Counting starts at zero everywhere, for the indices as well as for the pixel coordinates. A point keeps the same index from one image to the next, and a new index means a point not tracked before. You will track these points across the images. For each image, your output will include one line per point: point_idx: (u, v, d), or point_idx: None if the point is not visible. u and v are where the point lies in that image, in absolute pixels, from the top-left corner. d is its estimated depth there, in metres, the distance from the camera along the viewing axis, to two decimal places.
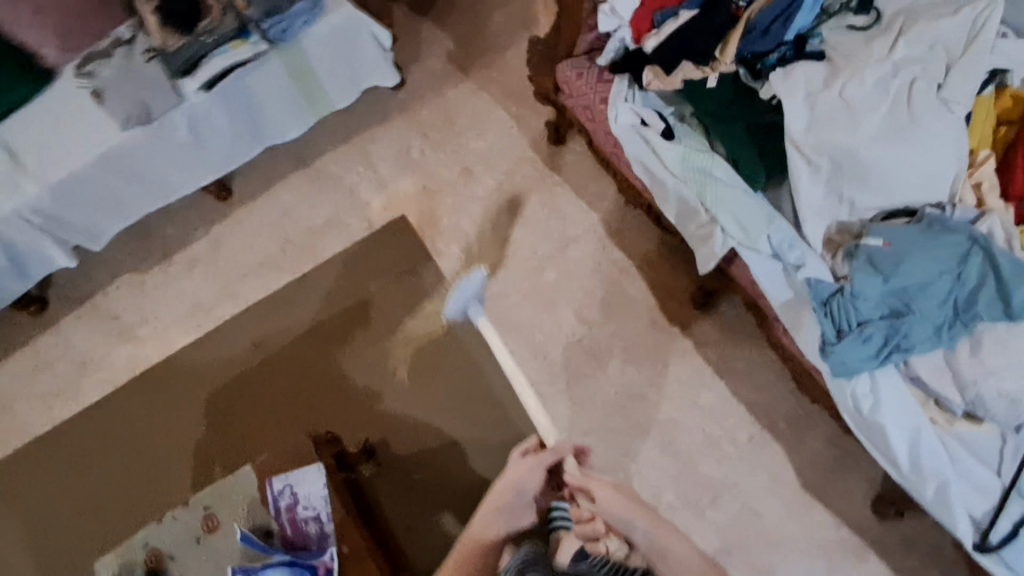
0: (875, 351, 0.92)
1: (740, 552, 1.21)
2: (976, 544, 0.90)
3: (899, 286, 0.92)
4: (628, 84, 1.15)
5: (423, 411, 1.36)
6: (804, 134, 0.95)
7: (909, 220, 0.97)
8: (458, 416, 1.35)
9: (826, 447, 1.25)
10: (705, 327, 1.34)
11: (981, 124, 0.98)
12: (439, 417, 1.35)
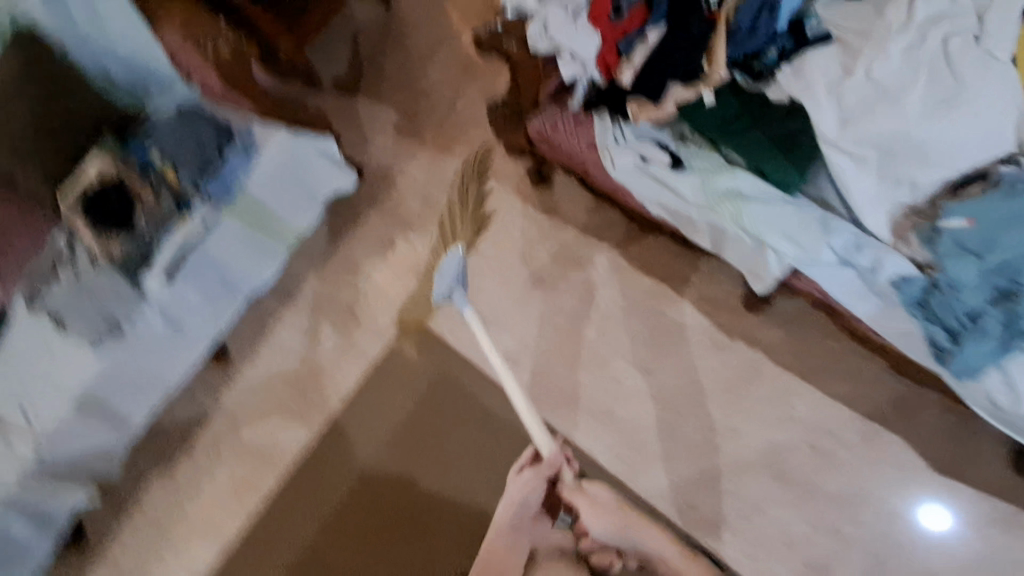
0: (999, 342, 0.83)
1: (894, 559, 1.12)
2: None
3: (999, 264, 0.83)
4: (612, 122, 1.01)
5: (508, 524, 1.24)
6: (838, 132, 0.88)
7: (985, 185, 0.86)
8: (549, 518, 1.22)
9: (944, 419, 1.15)
10: (773, 332, 1.21)
11: None
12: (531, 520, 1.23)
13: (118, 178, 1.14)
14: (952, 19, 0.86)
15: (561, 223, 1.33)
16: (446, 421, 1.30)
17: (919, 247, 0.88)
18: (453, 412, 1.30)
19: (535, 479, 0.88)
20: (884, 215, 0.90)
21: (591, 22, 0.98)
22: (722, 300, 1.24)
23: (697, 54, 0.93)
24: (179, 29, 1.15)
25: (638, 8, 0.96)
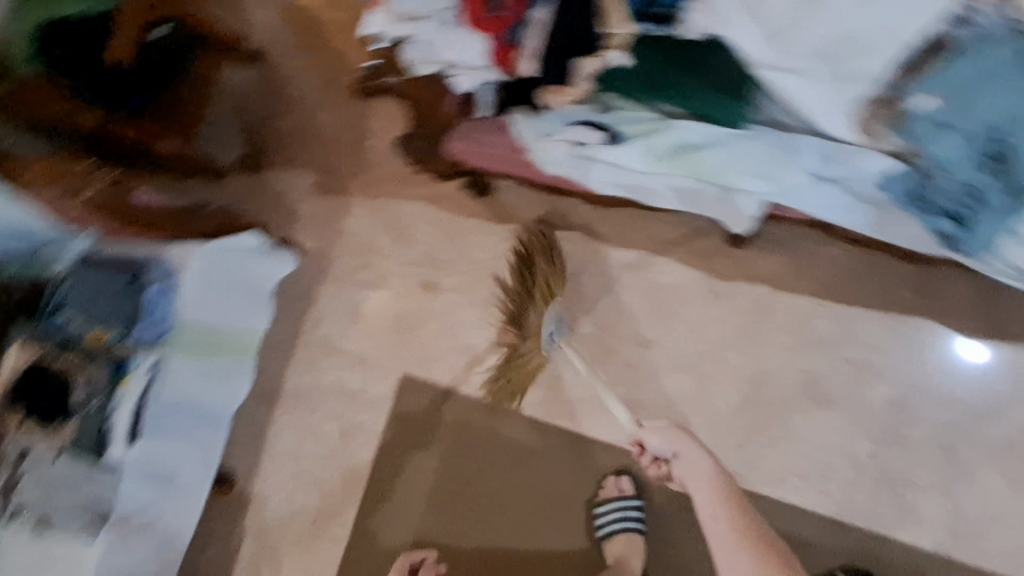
0: (1004, 206, 0.78)
1: (963, 443, 1.07)
2: None
3: (982, 128, 0.75)
4: (529, 115, 0.93)
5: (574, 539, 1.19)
6: (768, 53, 0.81)
7: (946, 56, 0.74)
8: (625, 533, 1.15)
9: (975, 291, 1.08)
10: (770, 261, 1.14)
11: None
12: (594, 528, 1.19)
13: (39, 360, 1.05)
14: None
15: (520, 228, 1.25)
16: (477, 459, 1.23)
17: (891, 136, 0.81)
18: (482, 458, 1.23)
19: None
20: (842, 117, 0.82)
21: (470, 24, 0.83)
22: (711, 248, 1.16)
23: (585, 27, 0.83)
24: (49, 191, 1.09)
25: None
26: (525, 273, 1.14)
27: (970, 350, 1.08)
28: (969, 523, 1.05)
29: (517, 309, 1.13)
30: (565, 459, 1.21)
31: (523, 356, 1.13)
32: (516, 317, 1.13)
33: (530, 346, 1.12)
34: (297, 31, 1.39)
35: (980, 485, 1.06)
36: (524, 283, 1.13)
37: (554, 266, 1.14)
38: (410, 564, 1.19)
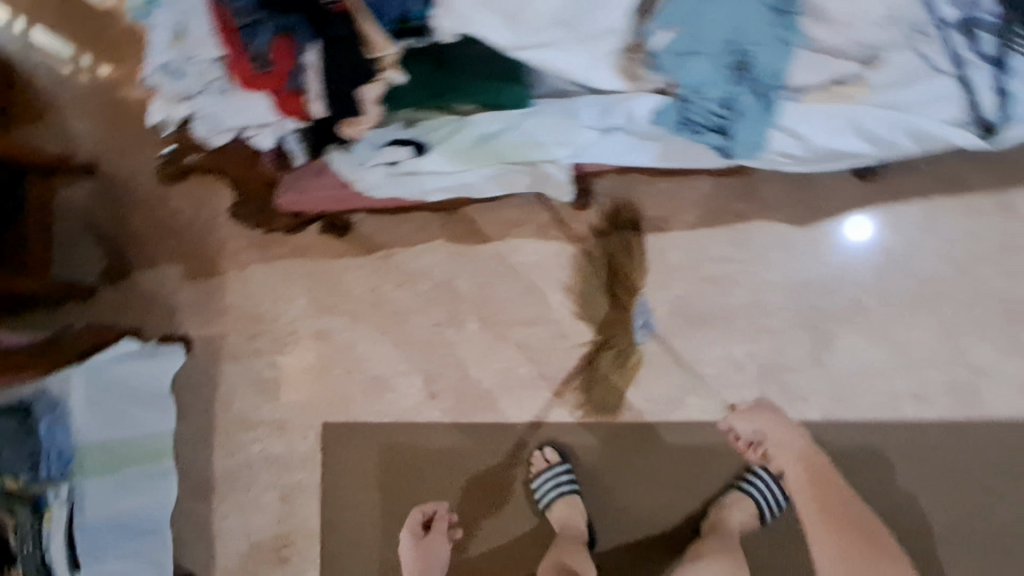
0: (759, 107, 0.83)
1: (825, 320, 1.16)
2: (985, 136, 0.83)
3: (715, 46, 0.82)
4: (343, 151, 0.97)
5: (525, 516, 1.25)
6: (513, 34, 0.83)
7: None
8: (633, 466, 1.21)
9: (793, 181, 1.18)
10: (611, 213, 1.23)
11: None
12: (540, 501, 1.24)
13: None
14: None
15: (387, 253, 1.32)
16: (415, 475, 1.28)
17: (650, 75, 0.86)
18: (414, 473, 1.28)
19: (438, 532, 1.22)
20: (607, 73, 0.86)
21: (242, 83, 0.87)
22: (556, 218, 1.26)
23: (354, 50, 0.86)
24: None
25: (276, 43, 0.86)
26: (611, 264, 1.22)
27: (859, 224, 1.16)
28: (849, 386, 1.14)
29: (605, 317, 1.22)
30: (491, 448, 1.27)
31: (619, 357, 1.20)
32: (607, 322, 1.22)
33: (625, 345, 1.20)
34: (119, 133, 1.40)
35: (851, 349, 1.15)
36: (609, 277, 1.21)
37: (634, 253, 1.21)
38: (423, 515, 1.24)
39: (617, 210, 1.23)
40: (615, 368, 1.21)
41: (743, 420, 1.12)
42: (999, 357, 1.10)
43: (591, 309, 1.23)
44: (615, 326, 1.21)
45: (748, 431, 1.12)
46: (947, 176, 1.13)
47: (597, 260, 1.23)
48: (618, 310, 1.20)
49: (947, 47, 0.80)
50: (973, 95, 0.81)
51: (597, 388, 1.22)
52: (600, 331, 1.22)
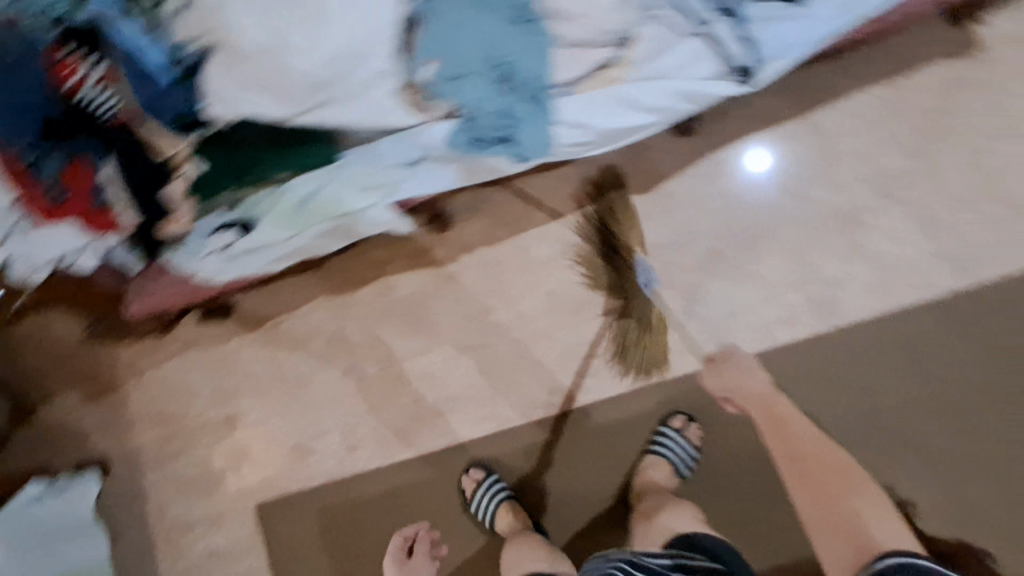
0: (535, 111, 0.87)
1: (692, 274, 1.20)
2: (745, 82, 0.90)
3: (478, 66, 0.84)
4: (174, 249, 0.98)
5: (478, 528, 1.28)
6: (287, 106, 0.85)
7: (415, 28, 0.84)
8: (582, 448, 1.25)
9: (628, 152, 1.23)
10: (471, 227, 1.29)
11: None
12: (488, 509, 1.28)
13: None
14: None
15: (274, 324, 1.34)
16: (359, 525, 1.30)
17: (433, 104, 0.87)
18: (358, 523, 1.30)
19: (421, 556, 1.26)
20: (392, 113, 0.87)
21: (44, 219, 0.89)
22: (424, 246, 1.30)
23: (149, 160, 0.89)
24: None
25: (64, 169, 0.87)
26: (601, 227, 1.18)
27: (756, 154, 1.20)
28: (728, 328, 1.19)
29: (611, 279, 1.18)
30: (423, 479, 1.29)
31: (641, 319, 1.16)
32: (615, 285, 1.18)
33: (642, 307, 1.16)
34: None
35: (722, 295, 1.20)
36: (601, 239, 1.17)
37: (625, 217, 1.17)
38: (405, 539, 1.27)
39: (607, 176, 1.24)
40: (642, 331, 1.17)
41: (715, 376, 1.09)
42: (850, 266, 1.16)
43: (601, 276, 1.21)
44: (624, 289, 1.16)
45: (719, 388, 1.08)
46: (763, 112, 1.19)
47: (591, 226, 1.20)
48: (618, 269, 1.16)
49: (684, 15, 0.86)
50: (724, 49, 0.87)
51: (639, 352, 1.19)
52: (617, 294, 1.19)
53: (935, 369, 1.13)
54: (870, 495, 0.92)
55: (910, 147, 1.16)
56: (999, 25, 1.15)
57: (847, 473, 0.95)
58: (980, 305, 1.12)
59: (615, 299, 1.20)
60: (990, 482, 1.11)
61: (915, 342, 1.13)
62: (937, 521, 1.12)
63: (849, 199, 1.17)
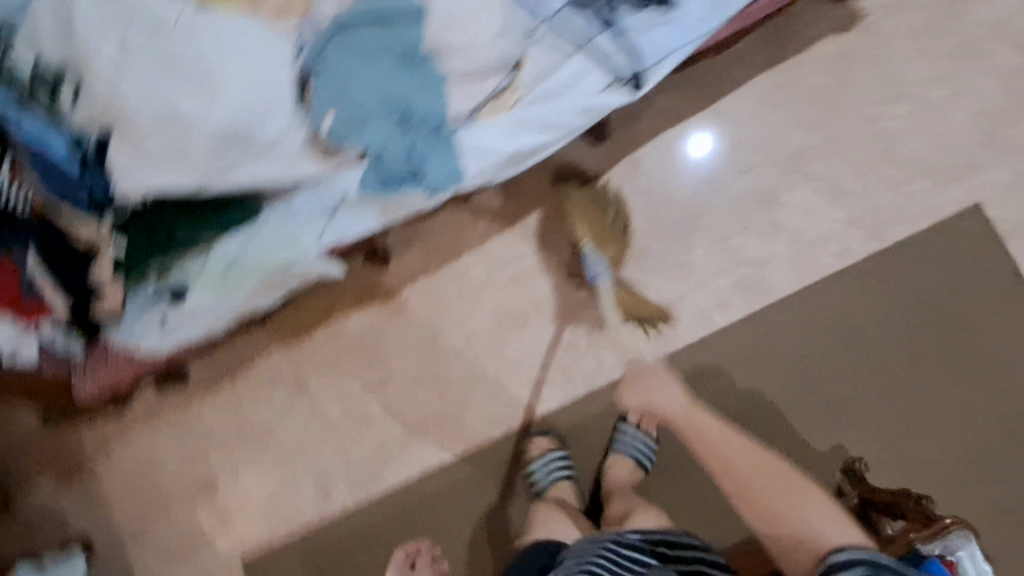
0: (438, 144, 0.91)
1: (626, 273, 1.27)
2: (634, 89, 0.95)
3: (376, 110, 0.87)
4: (111, 328, 1.00)
5: (466, 549, 1.28)
6: (194, 176, 0.86)
7: (309, 82, 0.85)
8: None
9: (550, 166, 1.30)
10: (412, 259, 1.32)
11: None
12: (474, 527, 1.28)
13: None
14: (156, 19, 0.80)
15: (231, 382, 1.35)
16: (342, 568, 1.30)
17: (343, 150, 0.90)
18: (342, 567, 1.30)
19: (424, 570, 1.20)
20: (300, 165, 0.90)
21: None
22: (368, 284, 1.33)
23: (71, 246, 0.92)
24: None
25: None
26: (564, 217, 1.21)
27: (703, 137, 1.27)
28: (668, 319, 1.25)
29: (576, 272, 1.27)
30: (399, 513, 1.30)
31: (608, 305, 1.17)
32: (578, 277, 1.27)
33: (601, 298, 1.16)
34: None
35: (658, 288, 1.25)
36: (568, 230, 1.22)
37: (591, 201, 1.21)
38: (406, 554, 1.21)
39: (539, 192, 1.30)
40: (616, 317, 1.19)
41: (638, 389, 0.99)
42: (770, 243, 1.23)
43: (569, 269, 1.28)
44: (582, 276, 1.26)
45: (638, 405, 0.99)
46: (665, 113, 1.27)
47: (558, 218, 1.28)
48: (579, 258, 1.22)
49: (565, 33, 0.90)
50: (609, 61, 0.92)
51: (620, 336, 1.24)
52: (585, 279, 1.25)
53: (861, 332, 1.20)
54: (818, 498, 0.80)
55: (809, 124, 1.23)
56: None
57: (793, 480, 0.82)
58: (892, 266, 1.20)
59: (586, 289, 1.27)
60: (929, 431, 1.18)
61: (839, 309, 1.21)
62: (887, 475, 1.18)
63: (760, 181, 1.24)
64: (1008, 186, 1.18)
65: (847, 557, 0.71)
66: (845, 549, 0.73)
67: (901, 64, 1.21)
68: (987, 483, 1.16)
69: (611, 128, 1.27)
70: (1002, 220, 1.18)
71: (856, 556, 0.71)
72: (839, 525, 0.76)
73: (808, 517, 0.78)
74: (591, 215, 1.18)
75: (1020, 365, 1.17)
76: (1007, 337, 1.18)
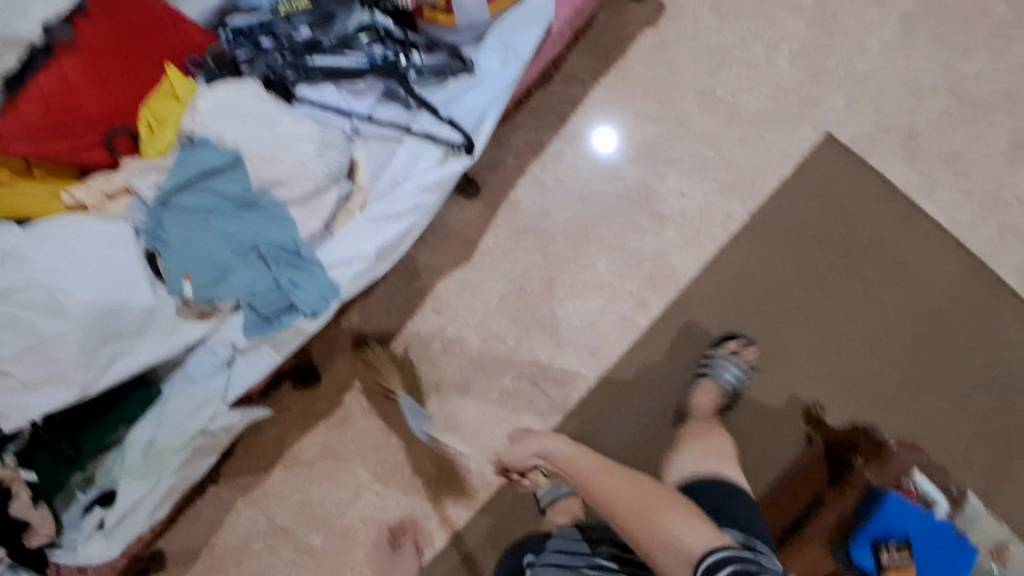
0: (304, 268, 0.91)
1: (542, 306, 1.28)
2: (469, 150, 0.97)
3: (230, 258, 0.88)
4: (56, 551, 0.94)
5: None
6: (78, 384, 0.84)
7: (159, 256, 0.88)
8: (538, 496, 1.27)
9: (438, 233, 1.30)
10: (337, 367, 1.30)
11: (37, 189, 0.87)
12: None
13: None
14: None
15: (202, 550, 1.29)
16: None
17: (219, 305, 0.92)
18: None
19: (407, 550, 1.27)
20: (181, 333, 0.91)
21: None
22: (305, 408, 1.30)
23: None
24: None
25: None
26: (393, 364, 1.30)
27: (608, 137, 1.29)
28: (596, 337, 1.27)
29: (491, 319, 1.29)
30: None
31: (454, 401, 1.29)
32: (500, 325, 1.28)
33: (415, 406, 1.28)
34: None
35: (578, 311, 1.27)
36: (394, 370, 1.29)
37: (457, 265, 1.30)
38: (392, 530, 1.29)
39: (435, 260, 1.30)
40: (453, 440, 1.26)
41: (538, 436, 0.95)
42: (663, 234, 1.27)
43: (490, 321, 1.29)
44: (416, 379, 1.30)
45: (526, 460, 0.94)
46: (522, 148, 1.30)
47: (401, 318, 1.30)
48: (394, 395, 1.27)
49: (384, 125, 0.96)
50: (433, 136, 0.96)
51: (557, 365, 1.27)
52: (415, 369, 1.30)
53: (776, 287, 1.23)
54: (674, 508, 0.76)
55: (655, 115, 1.28)
56: None
57: (661, 493, 0.79)
58: (778, 216, 1.24)
59: (510, 333, 1.28)
60: (866, 356, 1.22)
61: (747, 272, 1.24)
62: (847, 410, 1.21)
63: (634, 179, 1.28)
64: (847, 108, 1.24)
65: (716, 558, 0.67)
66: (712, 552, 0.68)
67: (715, 34, 1.27)
68: (934, 387, 1.20)
69: (478, 178, 1.30)
70: (855, 140, 1.24)
71: (724, 556, 0.67)
72: (696, 531, 0.72)
73: (671, 528, 0.72)
74: (486, 274, 1.29)
75: (919, 266, 1.22)
76: (903, 246, 1.23)
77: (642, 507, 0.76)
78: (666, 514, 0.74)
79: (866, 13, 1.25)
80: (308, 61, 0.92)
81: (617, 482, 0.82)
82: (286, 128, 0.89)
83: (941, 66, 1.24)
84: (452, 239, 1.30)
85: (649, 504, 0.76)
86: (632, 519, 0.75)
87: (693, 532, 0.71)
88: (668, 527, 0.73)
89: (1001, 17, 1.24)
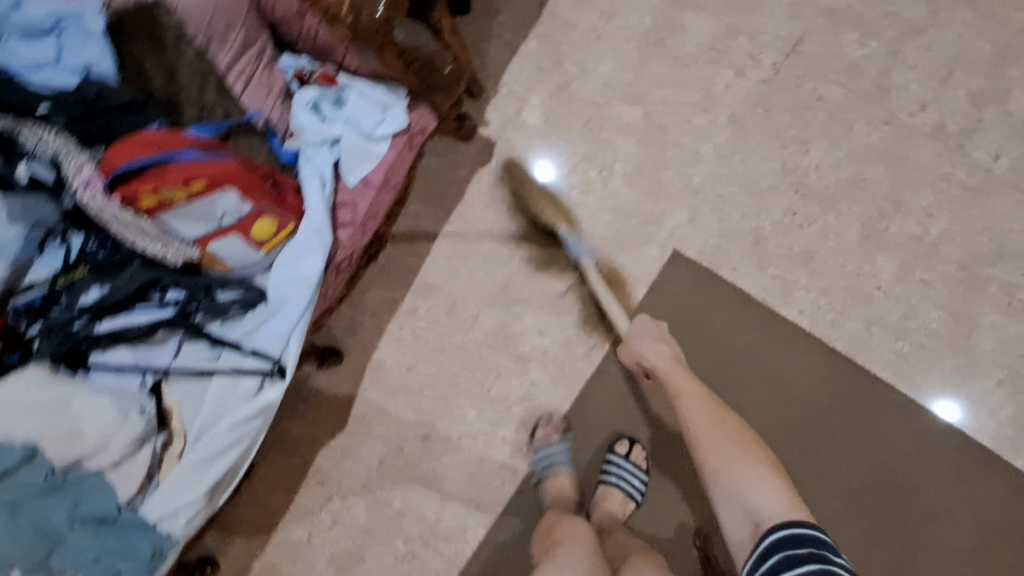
0: (130, 532, 0.90)
1: (425, 459, 1.27)
2: (280, 374, 0.98)
3: (46, 549, 0.85)
4: None
5: None
6: None
7: None
8: None
9: (311, 403, 1.30)
10: (229, 554, 1.28)
11: None
12: None
13: None
14: None
15: None
16: None
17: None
18: None
19: None
20: None
21: None
22: None
23: None
24: None
25: None
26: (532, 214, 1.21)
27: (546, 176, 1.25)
28: (478, 487, 1.25)
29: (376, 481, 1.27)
30: None
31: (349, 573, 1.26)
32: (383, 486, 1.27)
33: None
34: None
35: (466, 452, 1.26)
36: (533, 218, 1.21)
37: (334, 432, 1.29)
38: None
39: (313, 431, 1.30)
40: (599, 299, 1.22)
41: (648, 345, 1.05)
42: (527, 375, 1.25)
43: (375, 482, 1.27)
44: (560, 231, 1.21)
45: (633, 361, 1.08)
46: (378, 306, 1.29)
47: (290, 491, 1.29)
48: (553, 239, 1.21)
49: (189, 368, 0.96)
50: (242, 369, 0.96)
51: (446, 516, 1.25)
52: (310, 545, 1.28)
53: (647, 412, 1.22)
54: (756, 466, 0.88)
55: (505, 255, 1.26)
56: (493, 119, 1.27)
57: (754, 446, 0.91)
58: None
59: (397, 491, 1.27)
60: None
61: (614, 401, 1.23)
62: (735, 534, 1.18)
63: (543, 252, 1.24)
64: (690, 223, 1.22)
65: (789, 533, 0.78)
66: (786, 524, 0.79)
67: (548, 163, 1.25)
68: (822, 496, 1.17)
69: (340, 346, 1.29)
70: (702, 254, 1.21)
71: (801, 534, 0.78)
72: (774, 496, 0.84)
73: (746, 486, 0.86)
74: (365, 436, 1.29)
75: (788, 370, 1.18)
76: (769, 352, 1.18)
77: (724, 452, 0.90)
78: (740, 465, 0.88)
79: (694, 122, 1.22)
80: (96, 326, 0.95)
81: (702, 411, 0.96)
82: (84, 406, 0.90)
83: (779, 164, 1.21)
84: (326, 407, 1.30)
85: (731, 451, 0.90)
86: (709, 458, 0.91)
87: (764, 494, 0.84)
88: (746, 483, 0.86)
89: (834, 101, 1.21)
